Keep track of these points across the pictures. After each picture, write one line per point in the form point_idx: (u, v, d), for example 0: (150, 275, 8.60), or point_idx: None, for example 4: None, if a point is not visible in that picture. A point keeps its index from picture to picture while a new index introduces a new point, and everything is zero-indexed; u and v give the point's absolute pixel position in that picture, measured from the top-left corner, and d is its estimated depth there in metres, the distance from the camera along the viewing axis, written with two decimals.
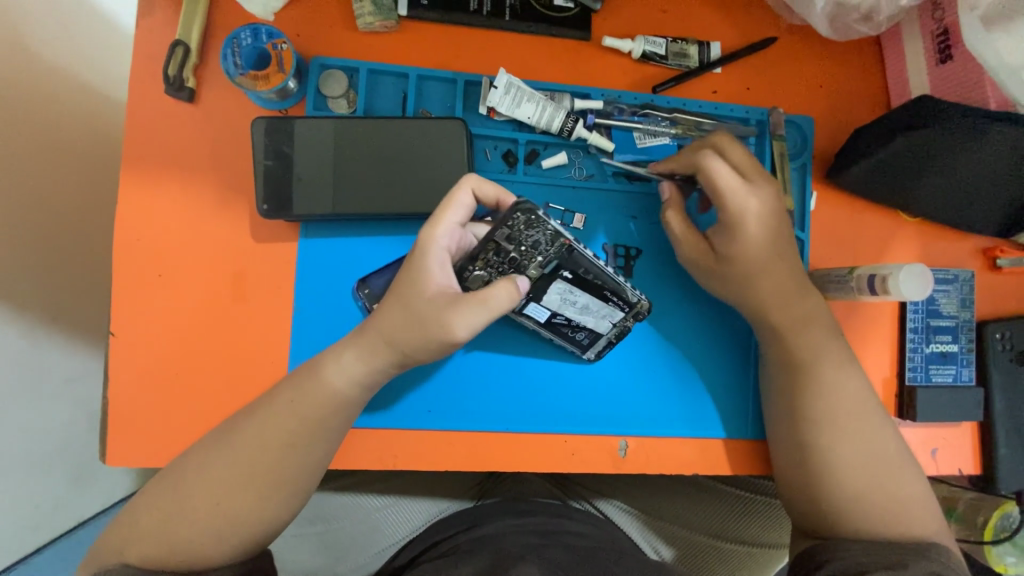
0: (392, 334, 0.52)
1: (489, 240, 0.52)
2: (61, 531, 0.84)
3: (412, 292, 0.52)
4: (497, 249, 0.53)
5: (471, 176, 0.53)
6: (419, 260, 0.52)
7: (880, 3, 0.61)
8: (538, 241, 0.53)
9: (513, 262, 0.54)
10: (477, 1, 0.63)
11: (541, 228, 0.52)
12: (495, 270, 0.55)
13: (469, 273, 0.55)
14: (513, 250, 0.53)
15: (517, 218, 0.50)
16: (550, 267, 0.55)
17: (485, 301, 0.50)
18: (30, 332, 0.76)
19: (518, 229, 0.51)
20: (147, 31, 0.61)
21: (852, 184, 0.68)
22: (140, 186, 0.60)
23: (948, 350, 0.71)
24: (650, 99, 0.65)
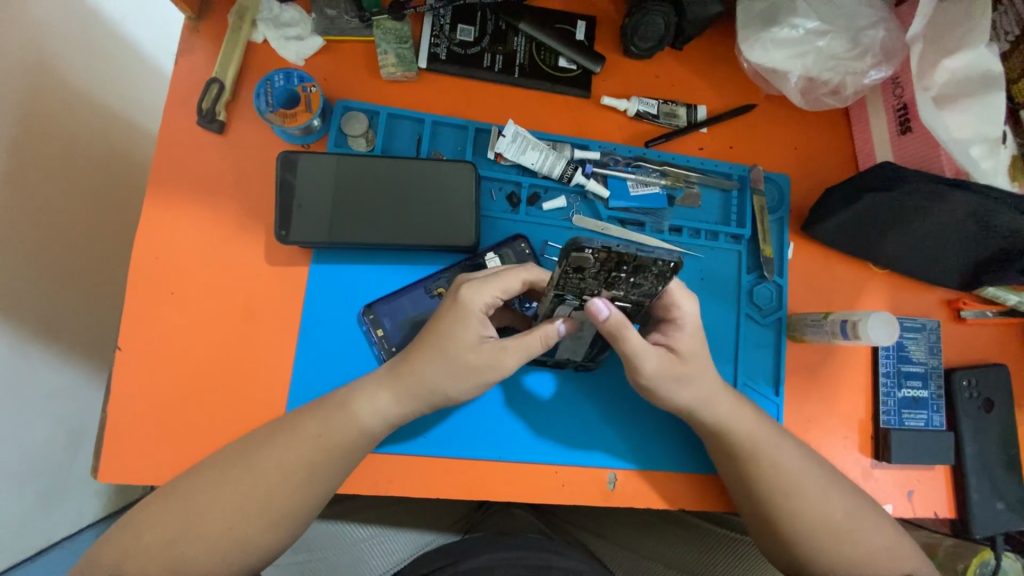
0: (437, 382, 0.56)
1: (634, 254, 0.43)
2: (31, 552, 0.83)
3: (457, 345, 0.55)
4: (621, 262, 0.45)
5: (531, 267, 0.56)
6: (459, 315, 0.55)
7: (846, 80, 0.70)
8: (642, 284, 0.48)
9: (611, 277, 0.47)
10: (490, 58, 0.70)
11: (659, 284, 0.48)
12: (595, 268, 0.46)
13: (582, 251, 0.43)
14: (624, 275, 0.46)
15: (664, 267, 0.45)
16: (619, 302, 0.52)
17: (531, 340, 0.54)
18: (21, 345, 0.76)
19: (652, 274, 0.46)
20: (185, 68, 0.67)
21: (826, 236, 0.74)
22: (162, 208, 0.64)
23: (919, 395, 0.75)
24: (642, 153, 0.72)
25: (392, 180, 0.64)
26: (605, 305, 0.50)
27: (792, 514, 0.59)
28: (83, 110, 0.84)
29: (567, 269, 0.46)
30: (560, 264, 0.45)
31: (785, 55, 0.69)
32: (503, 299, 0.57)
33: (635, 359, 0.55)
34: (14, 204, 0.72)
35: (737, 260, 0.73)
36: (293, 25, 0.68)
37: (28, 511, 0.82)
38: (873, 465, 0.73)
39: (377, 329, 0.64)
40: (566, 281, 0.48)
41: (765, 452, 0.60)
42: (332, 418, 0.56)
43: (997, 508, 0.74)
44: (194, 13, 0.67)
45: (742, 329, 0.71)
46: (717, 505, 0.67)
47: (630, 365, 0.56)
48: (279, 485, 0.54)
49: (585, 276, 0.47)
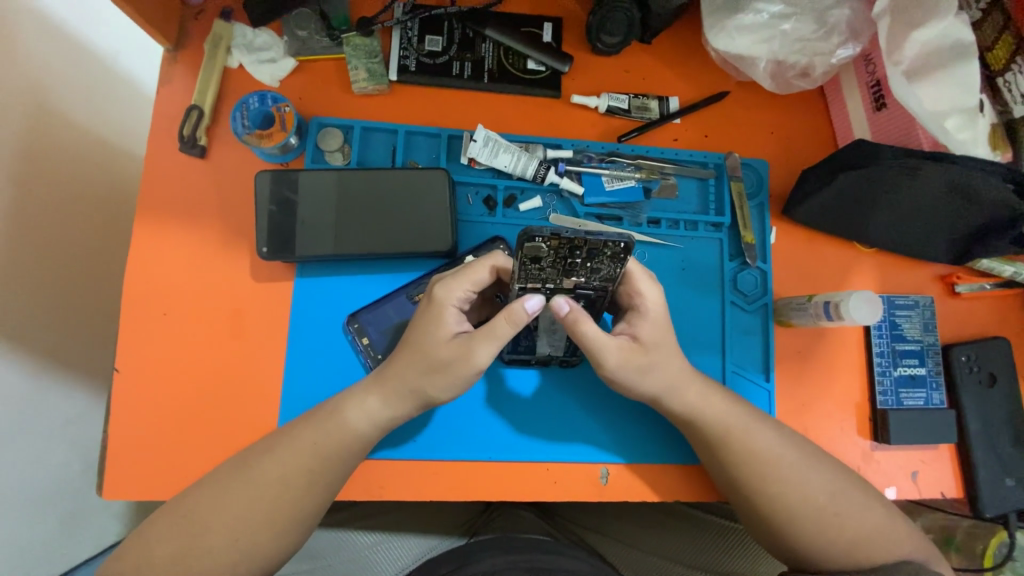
0: (418, 383, 0.57)
1: (584, 238, 0.47)
2: (51, 574, 0.86)
3: (430, 342, 0.56)
4: (573, 249, 0.49)
5: (497, 253, 0.57)
6: (432, 314, 0.57)
7: (815, 61, 0.69)
8: (599, 268, 0.52)
9: (569, 265, 0.51)
10: (459, 66, 0.71)
11: (616, 267, 0.52)
12: (552, 256, 0.50)
13: (533, 239, 0.47)
14: (580, 259, 0.50)
15: (615, 248, 0.49)
16: (583, 291, 0.56)
17: (495, 328, 0.54)
18: (36, 374, 0.80)
19: (605, 255, 0.50)
20: (166, 97, 0.69)
21: (808, 218, 0.74)
22: (151, 234, 0.66)
23: (916, 373, 0.74)
24: (615, 148, 0.72)
25: (368, 190, 0.66)
26: (567, 301, 0.55)
27: (787, 500, 0.58)
28: (81, 145, 0.87)
29: (525, 260, 0.50)
30: (517, 256, 0.49)
31: (751, 40, 0.68)
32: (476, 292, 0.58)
33: (595, 350, 0.56)
34: (19, 240, 0.75)
35: (718, 248, 0.72)
36: (267, 48, 0.70)
37: (48, 535, 0.84)
38: (873, 447, 0.72)
39: (362, 338, 0.65)
40: (527, 273, 0.52)
41: (754, 437, 0.60)
42: (321, 426, 0.57)
43: (1006, 485, 0.72)
44: (173, 45, 0.70)
45: (727, 317, 0.71)
46: (712, 494, 0.66)
47: (591, 356, 0.57)
48: (271, 495, 0.56)
49: (544, 266, 0.51)
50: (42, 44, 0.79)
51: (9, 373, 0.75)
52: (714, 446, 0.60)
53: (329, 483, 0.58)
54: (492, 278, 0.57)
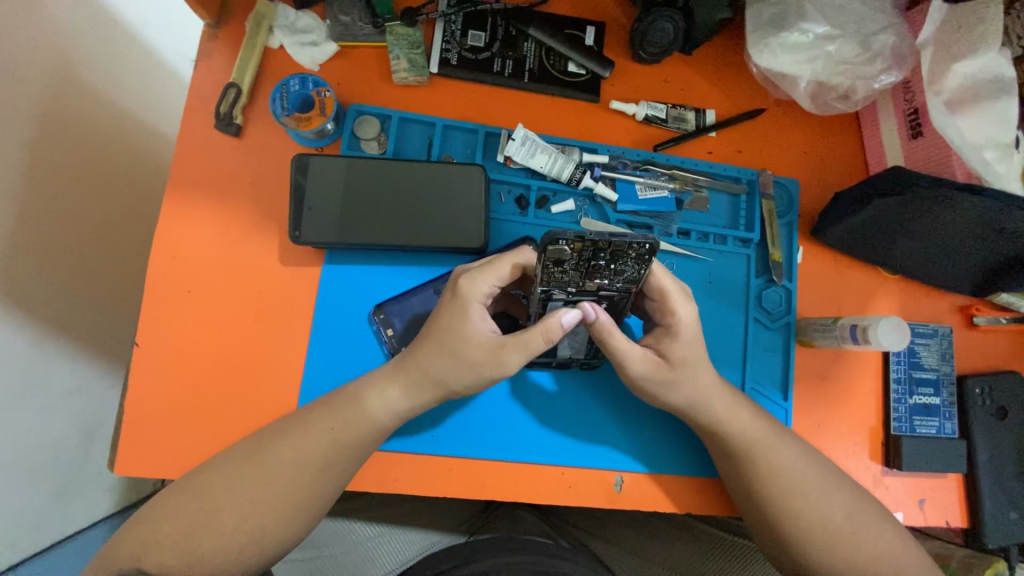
0: (441, 376, 0.57)
1: (607, 240, 0.46)
2: (42, 546, 0.85)
3: (457, 339, 0.56)
4: (597, 252, 0.48)
5: (524, 249, 0.56)
6: (459, 311, 0.56)
7: (856, 85, 0.70)
8: (623, 269, 0.51)
9: (592, 267, 0.51)
10: (500, 63, 0.71)
11: (640, 269, 0.51)
12: (575, 258, 0.49)
13: (556, 242, 0.46)
14: (603, 261, 0.49)
15: (640, 248, 0.48)
16: (606, 292, 0.55)
17: (529, 337, 0.53)
18: (40, 342, 0.79)
19: (629, 256, 0.49)
20: (203, 73, 0.68)
21: (836, 241, 0.74)
22: (179, 209, 0.66)
23: (931, 402, 0.74)
24: (651, 156, 0.72)
25: (403, 181, 0.65)
26: (595, 309, 0.54)
27: (801, 520, 0.58)
28: (105, 115, 0.87)
29: (547, 263, 0.49)
30: (540, 259, 0.49)
31: (795, 59, 0.69)
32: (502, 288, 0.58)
33: (621, 359, 0.57)
34: (34, 205, 0.74)
35: (745, 264, 0.72)
36: (308, 31, 0.70)
37: (42, 505, 0.84)
38: (884, 472, 0.73)
39: (387, 329, 0.65)
40: (550, 276, 0.51)
41: (773, 453, 0.60)
42: (343, 414, 0.57)
43: (1010, 518, 0.73)
44: (214, 20, 0.69)
45: (750, 333, 0.71)
46: (724, 508, 0.66)
47: (616, 364, 0.58)
48: (288, 482, 0.55)
49: (566, 269, 0.51)
50: (73, 10, 0.78)
51: (14, 339, 0.74)
52: (733, 458, 0.61)
53: (348, 470, 0.58)
54: (519, 274, 0.57)
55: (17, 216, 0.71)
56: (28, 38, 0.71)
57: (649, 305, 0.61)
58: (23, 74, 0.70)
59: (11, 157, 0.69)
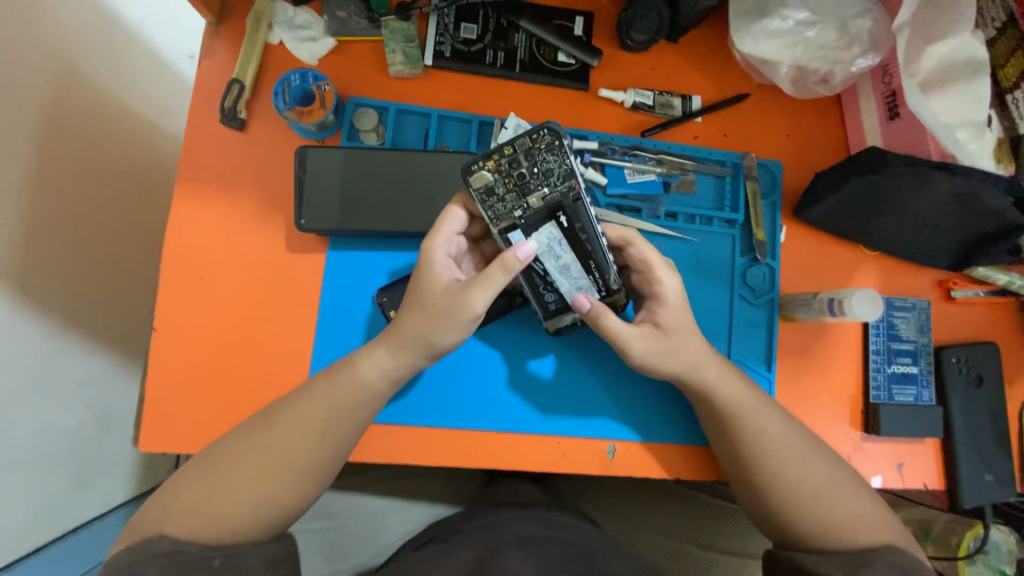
0: (420, 333, 0.60)
1: (507, 145, 0.56)
2: (63, 531, 0.90)
3: (427, 293, 0.60)
4: (513, 162, 0.57)
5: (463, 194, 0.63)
6: (424, 268, 0.60)
7: (835, 69, 0.72)
8: (551, 169, 0.57)
9: (521, 179, 0.57)
10: (492, 54, 0.74)
11: (562, 160, 0.56)
12: (501, 179, 0.57)
13: (474, 169, 0.57)
14: (525, 168, 0.57)
15: (542, 136, 0.56)
16: (552, 203, 0.58)
17: (489, 274, 0.57)
18: (54, 334, 0.82)
19: (540, 148, 0.56)
20: (208, 69, 0.71)
21: (816, 218, 0.77)
22: (189, 201, 0.69)
23: (908, 372, 0.78)
24: (638, 141, 0.75)
25: (400, 171, 0.69)
26: (588, 299, 0.61)
27: (783, 480, 0.62)
28: (109, 115, 0.90)
29: (482, 195, 0.58)
30: (473, 195, 0.58)
31: (775, 46, 0.72)
32: (457, 237, 0.63)
33: (622, 342, 0.61)
34: (43, 203, 0.77)
35: (730, 244, 0.76)
36: (307, 28, 0.72)
37: (62, 491, 0.88)
38: (864, 438, 0.77)
39: (389, 311, 0.67)
40: (495, 210, 0.59)
41: (756, 417, 0.64)
42: (349, 387, 0.61)
43: (985, 480, 0.77)
44: (215, 18, 0.71)
45: (735, 310, 0.75)
46: (711, 473, 0.70)
47: (617, 345, 0.62)
48: (300, 454, 0.59)
49: (502, 194, 0.58)
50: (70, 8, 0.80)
51: (29, 331, 0.77)
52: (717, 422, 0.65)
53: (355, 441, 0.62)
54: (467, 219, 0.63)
55: (28, 212, 0.75)
56: (28, 39, 0.73)
57: (638, 281, 0.66)
58: (26, 74, 0.73)
59: (18, 155, 0.72)
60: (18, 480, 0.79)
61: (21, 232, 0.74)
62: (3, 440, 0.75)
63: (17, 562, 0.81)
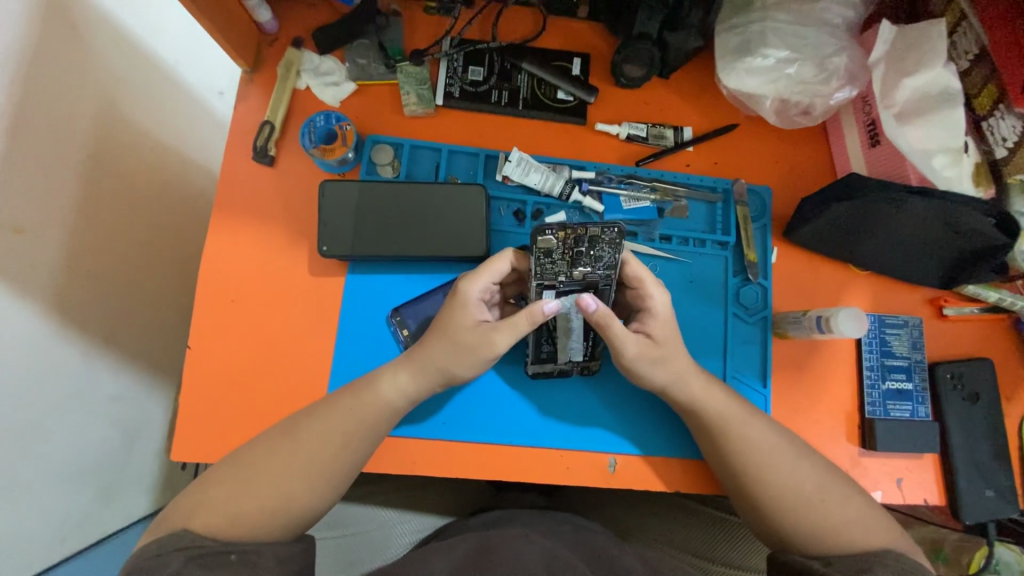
0: (444, 363, 0.65)
1: (584, 227, 0.57)
2: (87, 544, 0.94)
3: (457, 329, 0.65)
4: (578, 240, 0.58)
5: (511, 249, 0.66)
6: (458, 307, 0.65)
7: (816, 102, 0.78)
8: (603, 256, 0.60)
9: (576, 255, 0.60)
10: (497, 94, 0.81)
11: (615, 254, 0.60)
12: (563, 249, 0.59)
13: (544, 234, 0.57)
14: (586, 250, 0.59)
15: (610, 234, 0.58)
16: (589, 280, 0.63)
17: (517, 320, 0.63)
18: (87, 353, 0.89)
19: (604, 241, 0.58)
20: (242, 112, 0.79)
21: (805, 241, 0.81)
22: (223, 229, 0.76)
23: (903, 387, 0.80)
24: (633, 170, 0.81)
25: (413, 200, 0.75)
26: (593, 300, 0.62)
27: (777, 491, 0.65)
28: (146, 152, 0.99)
29: (539, 254, 0.59)
30: (533, 251, 0.59)
31: (759, 81, 0.77)
32: (494, 283, 0.67)
33: (617, 345, 0.65)
34: (83, 233, 0.85)
35: (723, 265, 0.80)
36: (330, 74, 0.80)
37: (88, 505, 0.94)
38: (861, 453, 0.79)
39: (403, 329, 0.74)
40: (542, 269, 0.61)
41: (750, 430, 0.67)
42: (364, 399, 0.66)
43: (985, 495, 0.78)
44: (250, 67, 0.80)
45: (729, 328, 0.78)
46: (710, 485, 0.73)
47: (612, 347, 0.65)
48: (319, 462, 0.63)
49: (555, 260, 0.60)
50: (114, 58, 0.90)
51: (63, 349, 0.84)
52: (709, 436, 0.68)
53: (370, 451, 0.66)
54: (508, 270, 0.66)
55: (70, 241, 0.82)
56: (75, 88, 0.83)
57: (631, 294, 0.69)
58: (70, 118, 0.82)
59: (64, 191, 0.81)
60: (47, 490, 0.84)
61: (62, 259, 0.81)
62: (37, 453, 0.81)
63: (47, 570, 0.87)
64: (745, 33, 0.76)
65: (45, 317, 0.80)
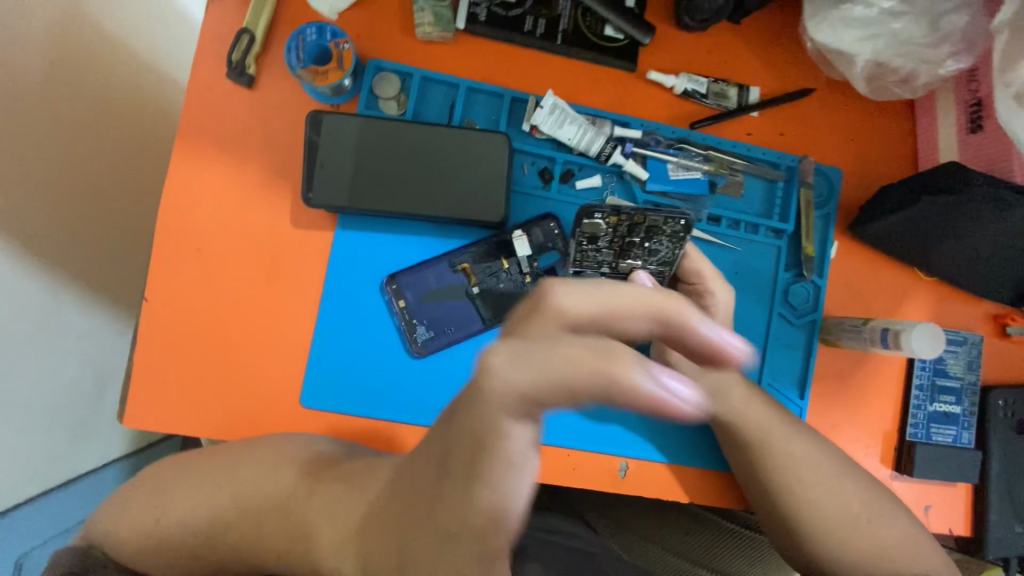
0: None
1: (641, 212, 0.51)
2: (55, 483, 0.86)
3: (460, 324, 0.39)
4: (633, 227, 0.53)
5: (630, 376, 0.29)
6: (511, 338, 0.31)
7: (918, 70, 0.64)
8: (659, 249, 0.55)
9: (626, 245, 0.55)
10: (532, 22, 0.66)
11: (672, 249, 0.55)
12: (611, 235, 0.53)
13: (592, 215, 0.52)
14: (638, 240, 0.54)
15: (671, 224, 0.52)
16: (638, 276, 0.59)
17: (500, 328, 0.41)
18: (52, 287, 0.77)
19: (663, 234, 0.53)
20: (217, 15, 0.64)
21: (872, 237, 0.70)
22: (191, 161, 0.63)
23: (950, 411, 0.72)
24: (686, 134, 0.67)
25: (421, 144, 0.62)
26: (648, 278, 0.53)
27: (809, 517, 0.58)
28: (118, 59, 0.83)
29: (584, 239, 0.54)
30: (575, 234, 0.54)
31: (855, 36, 0.63)
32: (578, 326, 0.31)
33: None
34: (42, 144, 0.70)
35: (775, 255, 0.69)
36: None
37: (60, 444, 0.85)
38: (893, 477, 0.71)
39: (399, 300, 0.63)
40: (585, 254, 0.57)
41: (783, 446, 0.59)
42: None
43: (1016, 530, 0.72)
44: None
45: (773, 329, 0.68)
46: (731, 501, 0.65)
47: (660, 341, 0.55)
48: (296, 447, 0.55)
49: (601, 246, 0.55)
50: None
51: (25, 284, 0.72)
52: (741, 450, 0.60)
53: (336, 525, 0.46)
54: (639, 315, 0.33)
55: (27, 152, 0.68)
56: None
57: (684, 292, 0.60)
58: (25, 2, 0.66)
59: (21, 91, 0.66)
60: (9, 432, 0.75)
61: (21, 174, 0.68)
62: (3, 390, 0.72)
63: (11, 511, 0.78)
64: None
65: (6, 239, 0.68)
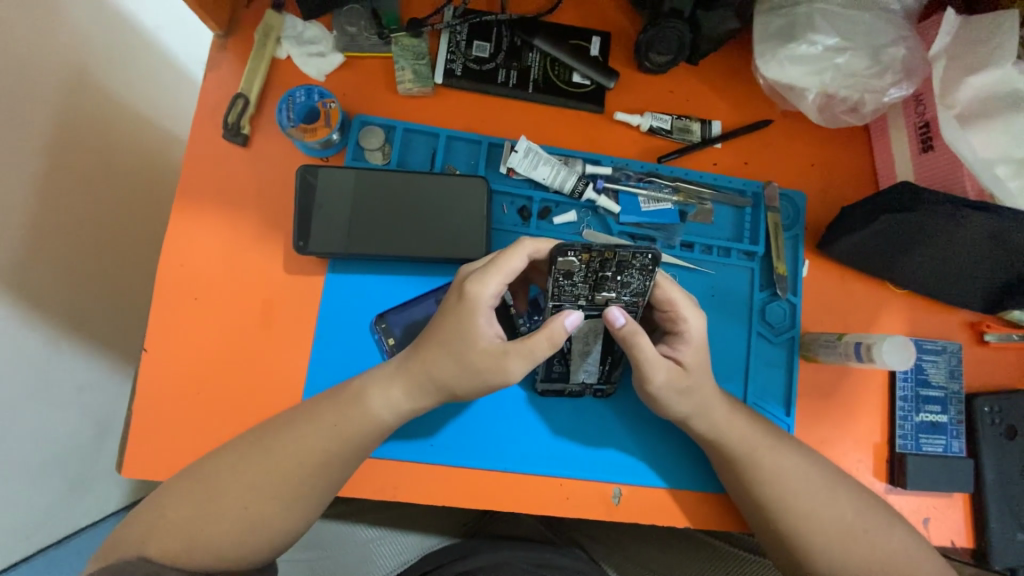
0: (442, 380, 0.57)
1: (612, 249, 0.51)
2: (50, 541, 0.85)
3: (465, 346, 0.56)
4: (604, 263, 0.53)
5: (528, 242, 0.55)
6: (470, 318, 0.55)
7: (865, 98, 0.69)
8: (632, 282, 0.55)
9: (600, 279, 0.55)
10: (505, 74, 0.71)
11: (644, 281, 0.55)
12: (585, 270, 0.54)
13: (564, 254, 0.51)
14: (611, 275, 0.54)
15: (641, 260, 0.52)
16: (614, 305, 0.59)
17: (536, 343, 0.54)
18: (54, 340, 0.80)
19: (634, 268, 0.53)
20: (213, 82, 0.70)
21: (840, 254, 0.73)
22: (190, 216, 0.67)
23: (938, 420, 0.73)
24: (654, 167, 0.72)
25: (406, 190, 0.66)
26: (622, 313, 0.55)
27: (804, 532, 0.58)
28: (122, 124, 0.89)
29: (558, 276, 0.54)
30: (551, 271, 0.54)
31: (803, 72, 0.68)
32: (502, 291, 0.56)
33: (645, 368, 0.57)
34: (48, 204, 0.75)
35: (749, 277, 0.72)
36: (316, 43, 0.71)
37: (57, 497, 0.85)
38: (888, 490, 0.72)
39: (388, 338, 0.66)
40: (560, 289, 0.56)
41: (771, 461, 0.60)
42: (343, 412, 0.57)
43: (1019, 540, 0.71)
44: (223, 31, 0.70)
45: (753, 348, 0.71)
46: (727, 522, 0.66)
47: (639, 370, 0.57)
48: (292, 485, 0.56)
49: (576, 282, 0.55)
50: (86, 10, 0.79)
51: (29, 338, 0.75)
52: (729, 468, 0.61)
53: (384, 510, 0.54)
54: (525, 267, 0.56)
55: (32, 213, 0.72)
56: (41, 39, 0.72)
57: (660, 317, 0.61)
58: (36, 78, 0.71)
59: (28, 158, 0.71)
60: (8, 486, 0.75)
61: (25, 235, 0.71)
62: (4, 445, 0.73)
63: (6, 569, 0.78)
64: (790, 15, 0.67)
65: (9, 297, 0.71)
